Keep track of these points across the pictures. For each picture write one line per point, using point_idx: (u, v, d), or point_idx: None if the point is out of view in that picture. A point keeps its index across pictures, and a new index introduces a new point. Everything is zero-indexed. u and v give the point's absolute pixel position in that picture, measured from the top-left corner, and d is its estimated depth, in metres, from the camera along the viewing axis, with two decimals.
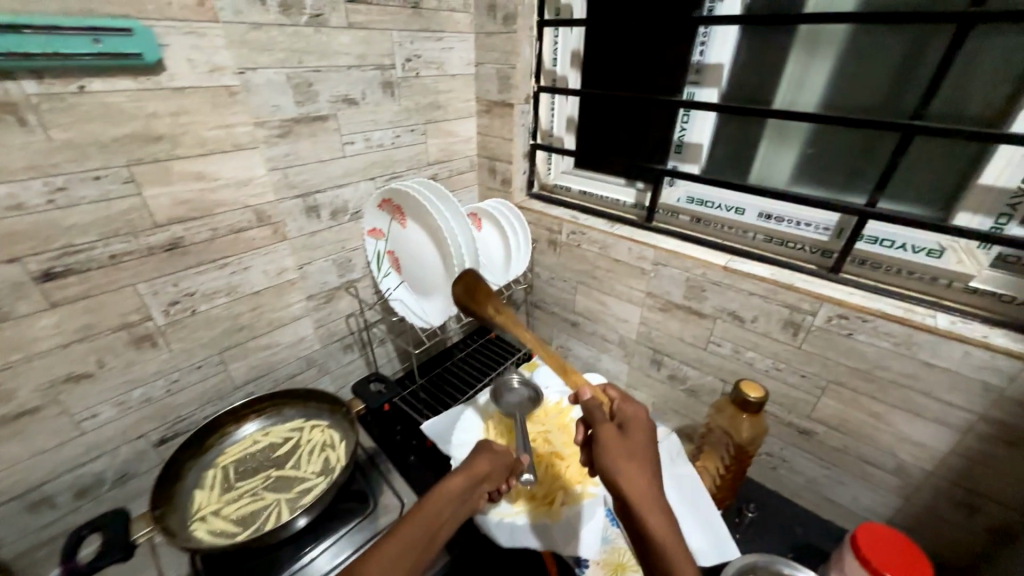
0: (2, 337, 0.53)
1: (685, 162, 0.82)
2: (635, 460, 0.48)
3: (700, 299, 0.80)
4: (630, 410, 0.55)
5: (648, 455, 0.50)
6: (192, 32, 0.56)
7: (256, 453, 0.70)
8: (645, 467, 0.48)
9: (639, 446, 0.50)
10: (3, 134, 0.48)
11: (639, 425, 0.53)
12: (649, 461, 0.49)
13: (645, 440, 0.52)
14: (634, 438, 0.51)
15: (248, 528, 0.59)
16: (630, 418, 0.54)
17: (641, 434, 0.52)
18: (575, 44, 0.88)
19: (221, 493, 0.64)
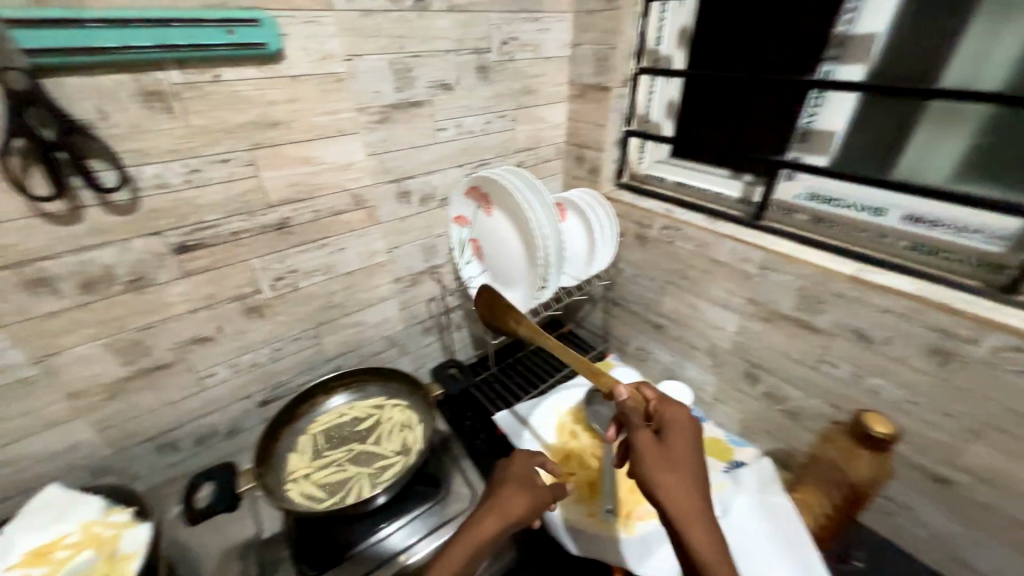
0: (146, 300, 0.61)
1: (812, 152, 0.71)
2: (676, 475, 0.45)
3: (814, 311, 0.69)
4: (669, 412, 0.51)
5: (691, 468, 0.46)
6: (308, 21, 0.59)
7: (342, 425, 0.74)
8: (687, 482, 0.45)
9: (681, 459, 0.46)
10: (153, 120, 0.53)
11: (681, 432, 0.49)
12: (692, 474, 0.46)
13: (687, 449, 0.48)
14: (675, 449, 0.47)
15: (334, 497, 0.63)
16: (671, 424, 0.49)
17: (682, 443, 0.48)
18: (686, 19, 0.81)
19: (312, 460, 0.69)
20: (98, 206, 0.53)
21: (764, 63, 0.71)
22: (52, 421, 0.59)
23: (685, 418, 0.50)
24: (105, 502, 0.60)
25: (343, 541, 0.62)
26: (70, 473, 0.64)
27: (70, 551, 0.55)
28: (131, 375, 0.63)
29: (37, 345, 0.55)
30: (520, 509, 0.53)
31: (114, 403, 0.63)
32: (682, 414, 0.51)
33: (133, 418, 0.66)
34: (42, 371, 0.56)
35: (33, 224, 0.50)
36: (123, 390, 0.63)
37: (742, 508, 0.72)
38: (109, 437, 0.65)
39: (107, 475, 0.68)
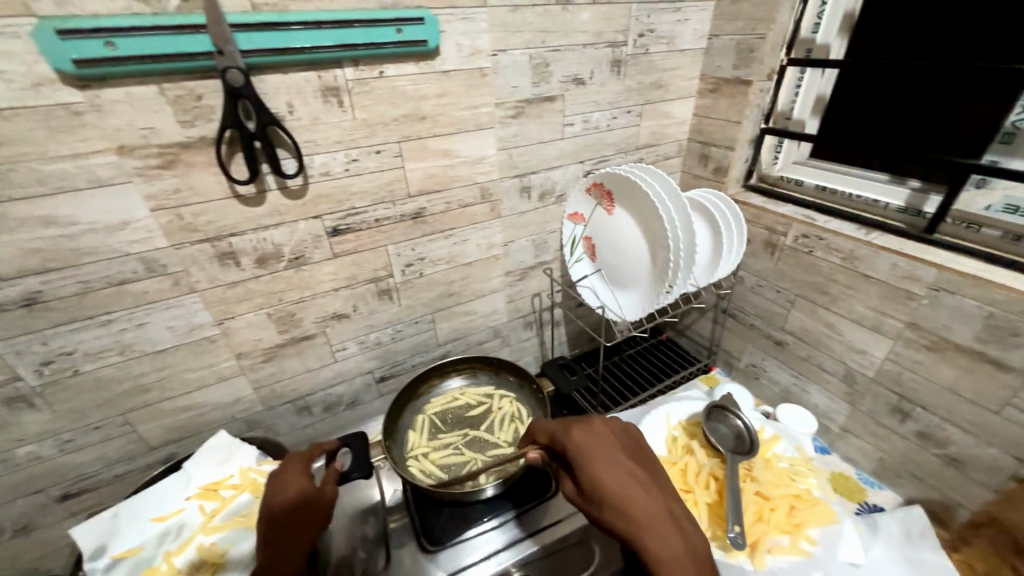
0: (303, 277, 0.67)
1: (1017, 157, 0.60)
2: (620, 496, 0.47)
3: (1005, 345, 0.58)
4: (582, 432, 0.53)
5: (626, 478, 0.48)
6: (464, 18, 0.61)
7: (455, 409, 0.77)
8: (629, 496, 0.46)
9: (613, 474, 0.48)
10: (328, 113, 0.58)
11: (602, 451, 0.50)
12: (630, 480, 0.48)
13: (615, 463, 0.49)
14: (605, 471, 0.48)
15: (452, 478, 0.66)
16: (586, 445, 0.51)
17: (607, 461, 0.49)
18: (852, 2, 0.70)
19: (430, 439, 0.72)
20: (276, 190, 0.59)
21: (956, 51, 0.60)
22: (222, 375, 0.68)
23: (601, 432, 0.53)
24: (259, 454, 0.68)
25: (456, 522, 0.63)
26: (230, 422, 0.74)
27: (233, 491, 0.62)
28: (284, 343, 0.71)
29: (219, 308, 0.63)
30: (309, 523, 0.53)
31: (268, 366, 0.71)
32: (597, 429, 0.53)
33: (280, 380, 0.74)
34: (221, 331, 0.65)
35: (229, 204, 0.57)
36: (277, 355, 0.71)
37: (879, 558, 0.63)
38: (262, 395, 0.74)
39: (256, 428, 0.77)
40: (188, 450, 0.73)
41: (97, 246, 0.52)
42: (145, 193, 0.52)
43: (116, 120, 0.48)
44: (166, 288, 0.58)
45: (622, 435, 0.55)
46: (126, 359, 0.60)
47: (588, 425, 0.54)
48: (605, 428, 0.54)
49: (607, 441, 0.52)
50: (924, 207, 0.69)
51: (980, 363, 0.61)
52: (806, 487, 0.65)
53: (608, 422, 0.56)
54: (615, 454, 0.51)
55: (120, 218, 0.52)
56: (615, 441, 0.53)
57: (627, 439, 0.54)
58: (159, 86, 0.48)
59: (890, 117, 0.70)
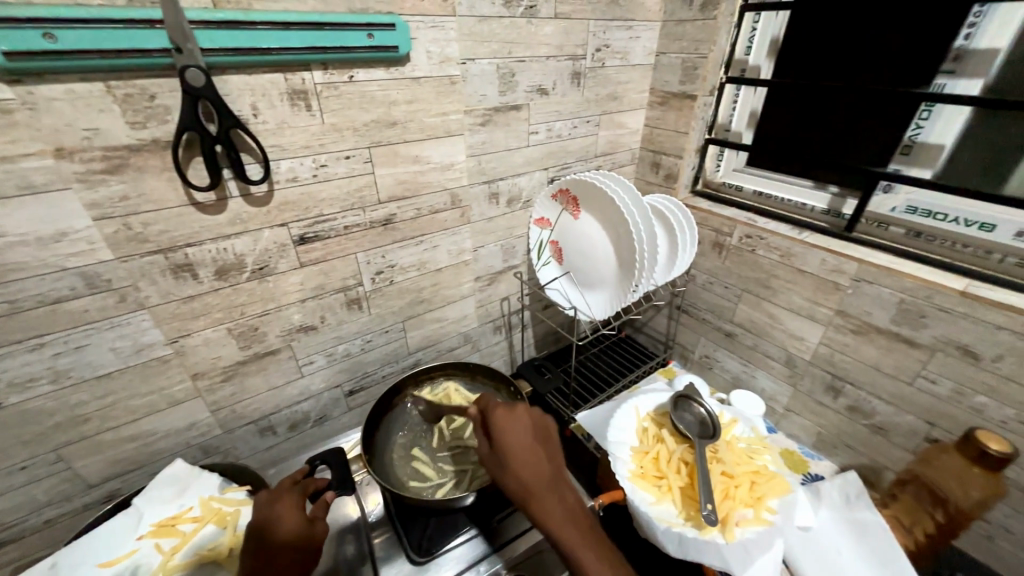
0: (266, 288, 0.63)
1: (915, 165, 0.70)
2: (515, 466, 0.49)
3: (914, 326, 0.68)
4: (502, 413, 0.54)
5: (526, 453, 0.50)
6: (434, 26, 0.61)
7: (441, 413, 0.76)
8: (525, 468, 0.49)
9: (516, 448, 0.50)
10: (296, 117, 0.56)
11: (512, 426, 0.52)
12: (529, 454, 0.50)
13: (520, 438, 0.51)
14: (508, 444, 0.50)
15: (435, 484, 0.66)
16: (500, 422, 0.52)
17: (514, 435, 0.51)
18: (778, 30, 0.79)
19: (415, 444, 0.72)
20: (239, 197, 0.56)
21: (867, 74, 0.70)
22: (175, 398, 0.63)
23: (512, 411, 0.53)
24: (222, 481, 0.63)
25: (443, 531, 0.62)
26: (182, 450, 0.67)
27: (195, 524, 0.57)
28: (245, 360, 0.66)
29: (172, 325, 0.58)
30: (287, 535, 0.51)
31: (227, 385, 0.66)
32: (514, 407, 0.54)
33: (241, 401, 0.69)
34: (174, 350, 0.60)
35: (186, 212, 0.53)
36: (236, 373, 0.66)
37: (823, 521, 0.71)
38: (219, 418, 0.68)
39: (212, 455, 0.71)
40: (133, 485, 0.66)
41: (27, 261, 0.47)
42: (88, 201, 0.47)
43: (53, 119, 0.43)
44: (110, 306, 0.53)
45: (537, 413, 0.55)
46: (60, 388, 0.53)
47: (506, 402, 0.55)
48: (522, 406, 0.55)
49: (519, 420, 0.53)
50: (842, 209, 0.79)
51: (895, 342, 0.71)
52: (763, 464, 0.72)
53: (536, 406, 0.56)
54: (524, 431, 0.52)
55: (56, 229, 0.47)
56: (527, 419, 0.54)
57: (540, 417, 0.55)
58: (105, 83, 0.44)
59: (814, 129, 0.79)
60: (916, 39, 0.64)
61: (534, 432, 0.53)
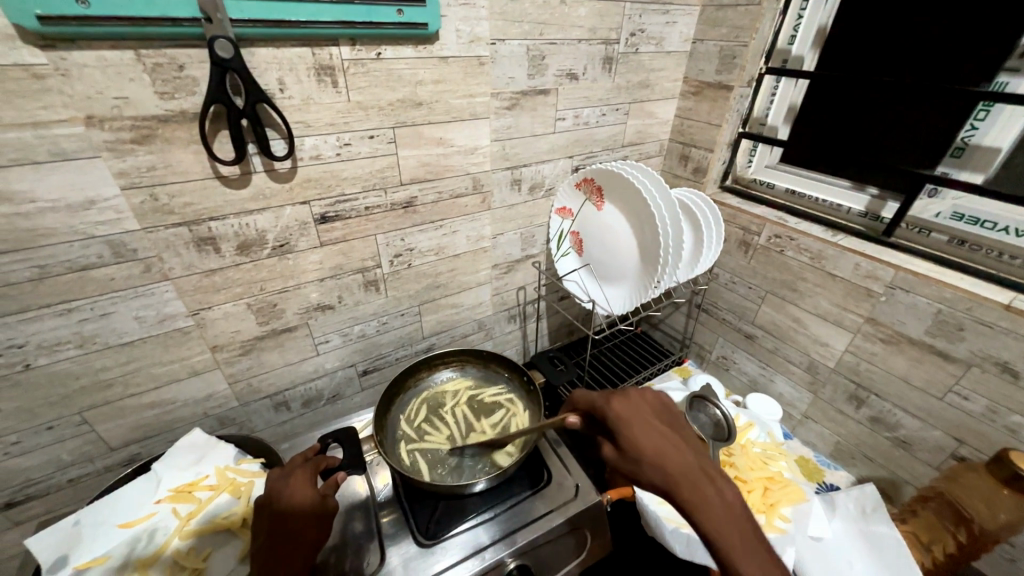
0: (286, 265, 0.64)
1: (965, 169, 0.66)
2: (659, 455, 0.46)
3: (951, 339, 0.65)
4: (620, 404, 0.51)
5: (670, 444, 0.47)
6: (465, 4, 0.60)
7: (471, 406, 0.75)
8: (671, 457, 0.46)
9: (652, 440, 0.47)
10: (322, 94, 0.55)
11: (636, 418, 0.49)
12: (669, 441, 0.47)
13: (653, 433, 0.48)
14: (643, 439, 0.47)
15: (405, 451, 0.67)
16: (624, 422, 0.49)
17: (643, 429, 0.48)
18: (826, 18, 0.75)
19: (444, 408, 0.74)
20: (263, 173, 0.56)
21: (922, 70, 0.65)
22: (196, 369, 0.64)
23: (631, 408, 0.50)
24: (237, 452, 0.64)
25: (450, 517, 0.62)
26: (200, 420, 0.69)
27: (210, 492, 0.58)
28: (263, 335, 0.67)
29: (195, 298, 0.59)
30: (300, 500, 0.52)
31: (246, 359, 0.67)
32: (634, 399, 0.52)
33: (258, 375, 0.70)
34: (195, 322, 0.61)
35: (210, 185, 0.53)
36: (254, 348, 0.67)
37: (836, 531, 0.69)
38: (237, 390, 0.70)
39: (228, 426, 0.72)
40: (153, 450, 0.68)
41: (57, 227, 0.47)
42: (116, 169, 0.48)
43: (85, 86, 0.43)
44: (135, 276, 0.54)
45: (665, 401, 0.53)
46: (86, 352, 0.55)
47: (630, 394, 0.53)
48: (641, 398, 0.52)
49: (642, 417, 0.49)
50: (881, 212, 0.75)
51: (928, 355, 0.68)
52: (778, 470, 0.71)
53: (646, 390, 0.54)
54: (650, 420, 0.49)
55: (85, 197, 0.47)
56: (649, 410, 0.51)
57: (662, 406, 0.52)
58: (136, 52, 0.44)
59: (855, 127, 0.75)
60: (966, 27, 0.60)
61: (665, 424, 0.49)
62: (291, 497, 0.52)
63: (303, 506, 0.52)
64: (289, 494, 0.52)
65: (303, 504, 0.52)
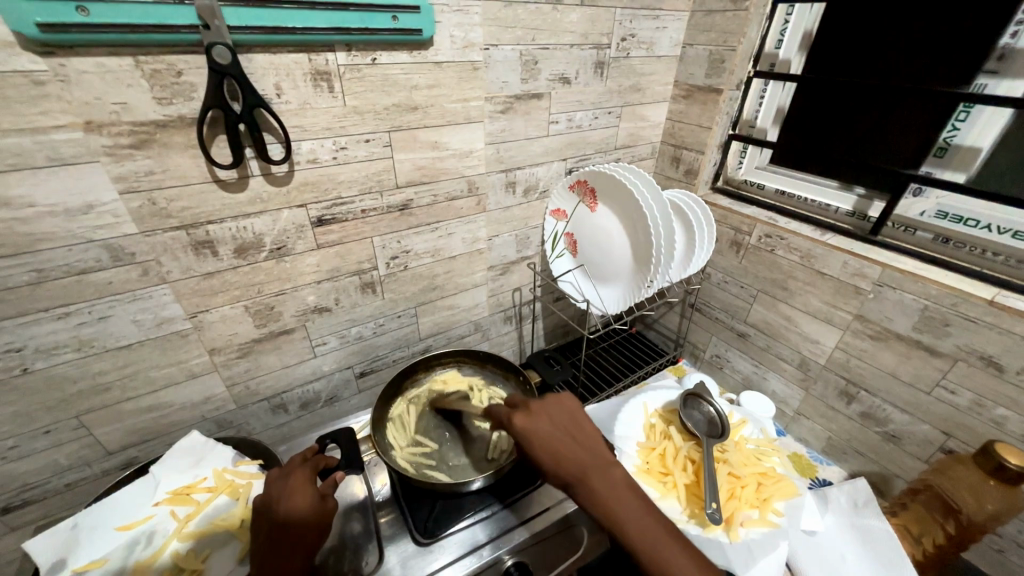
0: (283, 268, 0.64)
1: (948, 169, 0.67)
2: (555, 463, 0.50)
3: (937, 334, 0.66)
4: (523, 417, 0.55)
5: (564, 452, 0.51)
6: (459, 10, 0.61)
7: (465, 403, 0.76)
8: (567, 464, 0.50)
9: (550, 451, 0.51)
10: (317, 99, 0.56)
11: (538, 434, 0.53)
12: (565, 448, 0.51)
13: (551, 443, 0.52)
14: (543, 453, 0.51)
15: (401, 449, 0.68)
16: (527, 436, 0.54)
17: (542, 443, 0.52)
18: (812, 22, 0.77)
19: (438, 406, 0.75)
20: (260, 177, 0.57)
21: (905, 72, 0.67)
22: (193, 372, 0.64)
23: (532, 422, 0.54)
24: (235, 454, 0.64)
25: (447, 516, 0.63)
26: (197, 423, 0.69)
27: (209, 494, 0.58)
28: (261, 338, 0.68)
29: (192, 301, 0.59)
30: (296, 502, 0.52)
31: (243, 362, 0.68)
32: (536, 412, 0.55)
33: (255, 377, 0.71)
34: (193, 325, 0.61)
35: (207, 189, 0.54)
36: (252, 350, 0.68)
37: (827, 526, 0.70)
38: (234, 393, 0.70)
39: (226, 429, 0.73)
40: (150, 454, 0.68)
41: (55, 231, 0.48)
42: (114, 174, 0.48)
43: (84, 92, 0.44)
44: (133, 279, 0.54)
45: (571, 408, 0.56)
46: (84, 356, 0.55)
47: (535, 407, 0.56)
48: (544, 409, 0.56)
49: (542, 428, 0.53)
50: (868, 211, 0.76)
51: (915, 350, 0.69)
52: (771, 466, 0.72)
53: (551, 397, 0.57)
54: (551, 430, 0.53)
55: (83, 202, 0.48)
56: (550, 421, 0.54)
57: (564, 412, 0.55)
58: (135, 58, 0.45)
59: (842, 128, 0.77)
60: (949, 28, 0.62)
61: (565, 432, 0.53)
62: (287, 499, 0.52)
63: (299, 508, 0.52)
64: (286, 496, 0.53)
65: (299, 506, 0.52)
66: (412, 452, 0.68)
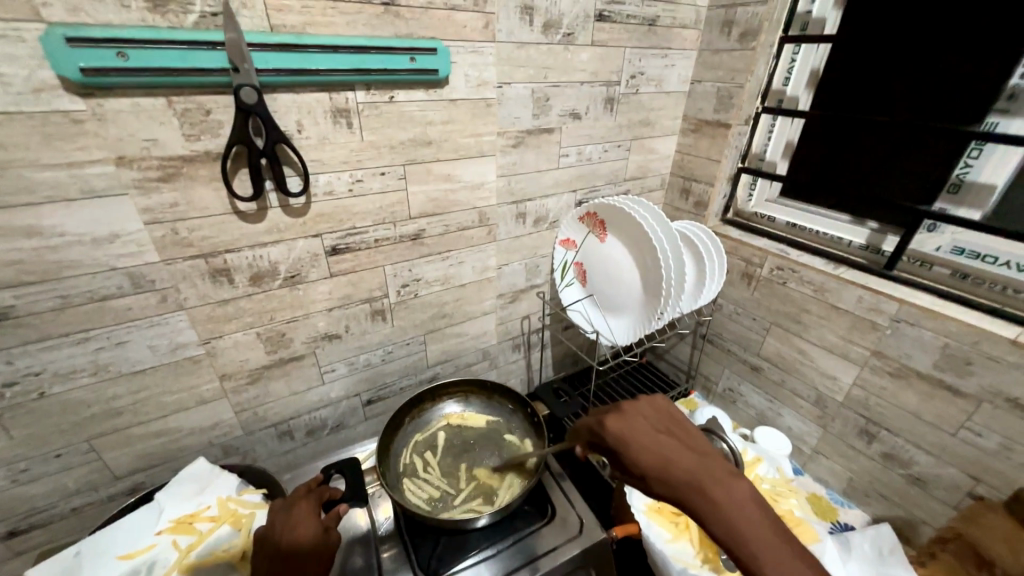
0: (296, 296, 0.65)
1: (962, 206, 0.67)
2: (661, 469, 0.45)
3: (959, 373, 0.64)
4: (613, 419, 0.50)
5: (669, 455, 0.46)
6: (474, 51, 0.64)
7: (473, 436, 0.75)
8: (673, 469, 0.45)
9: (653, 454, 0.46)
10: (336, 134, 0.58)
11: (636, 435, 0.48)
12: (669, 451, 0.46)
13: (654, 446, 0.47)
14: (646, 456, 0.46)
15: (407, 485, 0.67)
16: (622, 440, 0.49)
17: (643, 445, 0.47)
18: (819, 61, 0.78)
19: (445, 440, 0.74)
20: (278, 209, 0.58)
21: (915, 110, 0.68)
22: (203, 398, 0.65)
23: (628, 424, 0.49)
24: (240, 482, 0.64)
25: (452, 553, 0.61)
26: (204, 448, 0.69)
27: (212, 524, 0.58)
28: (271, 364, 0.68)
29: (207, 327, 0.60)
30: (303, 533, 0.52)
31: (253, 388, 0.68)
32: (631, 414, 0.50)
33: (264, 403, 0.71)
34: (206, 351, 0.62)
35: (227, 220, 0.56)
36: (262, 376, 0.68)
37: (851, 575, 0.66)
38: (242, 419, 0.70)
39: (232, 455, 0.72)
40: (156, 479, 0.68)
41: (81, 260, 0.50)
42: (141, 206, 0.50)
43: (118, 130, 0.46)
44: (152, 306, 0.56)
45: (664, 407, 0.51)
46: (99, 380, 0.56)
47: (627, 408, 0.51)
48: (637, 410, 0.51)
49: (637, 432, 0.49)
50: (882, 245, 0.76)
51: (938, 389, 0.67)
52: (788, 508, 0.70)
53: (647, 400, 0.52)
54: (650, 432, 0.48)
55: (110, 231, 0.50)
56: (648, 422, 0.50)
57: (664, 413, 0.51)
58: (168, 99, 0.47)
59: (851, 163, 0.77)
60: (955, 66, 0.63)
61: (669, 434, 0.48)
62: (293, 531, 0.52)
63: (306, 540, 0.51)
64: (291, 528, 0.52)
65: (305, 538, 0.51)
66: (418, 488, 0.66)
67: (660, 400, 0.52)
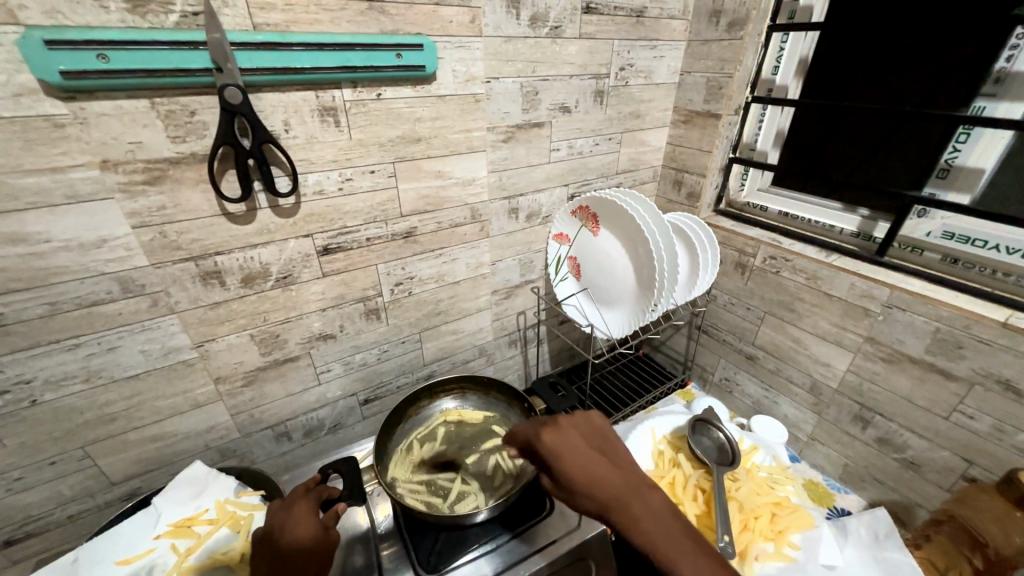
0: (288, 296, 0.65)
1: (951, 190, 0.67)
2: (589, 484, 0.49)
3: (951, 357, 0.65)
4: (550, 434, 0.54)
5: (597, 471, 0.50)
6: (461, 46, 0.63)
7: (470, 432, 0.75)
8: (601, 484, 0.49)
9: (583, 470, 0.50)
10: (324, 133, 0.58)
11: (569, 450, 0.52)
12: (598, 468, 0.50)
13: (585, 459, 0.51)
14: (576, 467, 0.50)
15: (404, 482, 0.67)
16: (555, 452, 0.53)
17: (574, 461, 0.51)
18: (807, 49, 0.78)
19: (442, 437, 0.74)
20: (267, 209, 0.58)
21: (903, 97, 0.67)
22: (198, 401, 0.65)
23: (563, 438, 0.54)
24: (237, 484, 0.64)
25: (451, 549, 0.61)
26: (201, 452, 0.69)
27: (210, 526, 0.58)
28: (266, 366, 0.68)
29: (199, 330, 0.60)
30: (301, 533, 0.52)
31: (248, 390, 0.68)
32: (567, 429, 0.55)
33: (260, 406, 0.71)
34: (199, 354, 0.62)
35: (217, 222, 0.55)
36: (256, 379, 0.68)
37: (848, 561, 0.66)
38: (238, 422, 0.70)
39: (229, 458, 0.72)
40: (153, 484, 0.68)
41: (68, 265, 0.49)
42: (128, 210, 0.50)
43: (101, 133, 0.46)
44: (143, 310, 0.55)
45: (596, 425, 0.56)
46: (92, 386, 0.56)
47: (562, 424, 0.56)
48: (573, 426, 0.55)
49: (571, 444, 0.53)
50: (874, 232, 0.76)
51: (930, 373, 0.67)
52: (785, 495, 0.70)
53: (580, 417, 0.57)
54: (583, 449, 0.52)
55: (97, 236, 0.49)
56: (583, 439, 0.54)
57: (593, 431, 0.55)
58: (151, 100, 0.47)
59: (841, 151, 0.77)
60: (945, 51, 0.63)
61: (598, 450, 0.53)
62: (291, 531, 0.52)
63: (303, 540, 0.51)
64: (289, 529, 0.52)
65: (303, 538, 0.51)
66: (415, 484, 0.67)
67: (593, 418, 0.57)
